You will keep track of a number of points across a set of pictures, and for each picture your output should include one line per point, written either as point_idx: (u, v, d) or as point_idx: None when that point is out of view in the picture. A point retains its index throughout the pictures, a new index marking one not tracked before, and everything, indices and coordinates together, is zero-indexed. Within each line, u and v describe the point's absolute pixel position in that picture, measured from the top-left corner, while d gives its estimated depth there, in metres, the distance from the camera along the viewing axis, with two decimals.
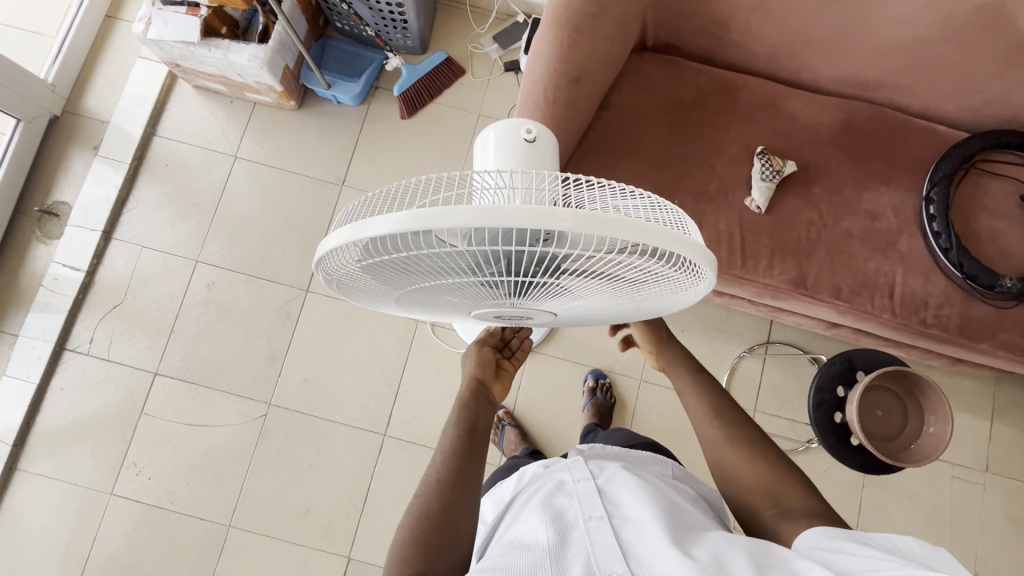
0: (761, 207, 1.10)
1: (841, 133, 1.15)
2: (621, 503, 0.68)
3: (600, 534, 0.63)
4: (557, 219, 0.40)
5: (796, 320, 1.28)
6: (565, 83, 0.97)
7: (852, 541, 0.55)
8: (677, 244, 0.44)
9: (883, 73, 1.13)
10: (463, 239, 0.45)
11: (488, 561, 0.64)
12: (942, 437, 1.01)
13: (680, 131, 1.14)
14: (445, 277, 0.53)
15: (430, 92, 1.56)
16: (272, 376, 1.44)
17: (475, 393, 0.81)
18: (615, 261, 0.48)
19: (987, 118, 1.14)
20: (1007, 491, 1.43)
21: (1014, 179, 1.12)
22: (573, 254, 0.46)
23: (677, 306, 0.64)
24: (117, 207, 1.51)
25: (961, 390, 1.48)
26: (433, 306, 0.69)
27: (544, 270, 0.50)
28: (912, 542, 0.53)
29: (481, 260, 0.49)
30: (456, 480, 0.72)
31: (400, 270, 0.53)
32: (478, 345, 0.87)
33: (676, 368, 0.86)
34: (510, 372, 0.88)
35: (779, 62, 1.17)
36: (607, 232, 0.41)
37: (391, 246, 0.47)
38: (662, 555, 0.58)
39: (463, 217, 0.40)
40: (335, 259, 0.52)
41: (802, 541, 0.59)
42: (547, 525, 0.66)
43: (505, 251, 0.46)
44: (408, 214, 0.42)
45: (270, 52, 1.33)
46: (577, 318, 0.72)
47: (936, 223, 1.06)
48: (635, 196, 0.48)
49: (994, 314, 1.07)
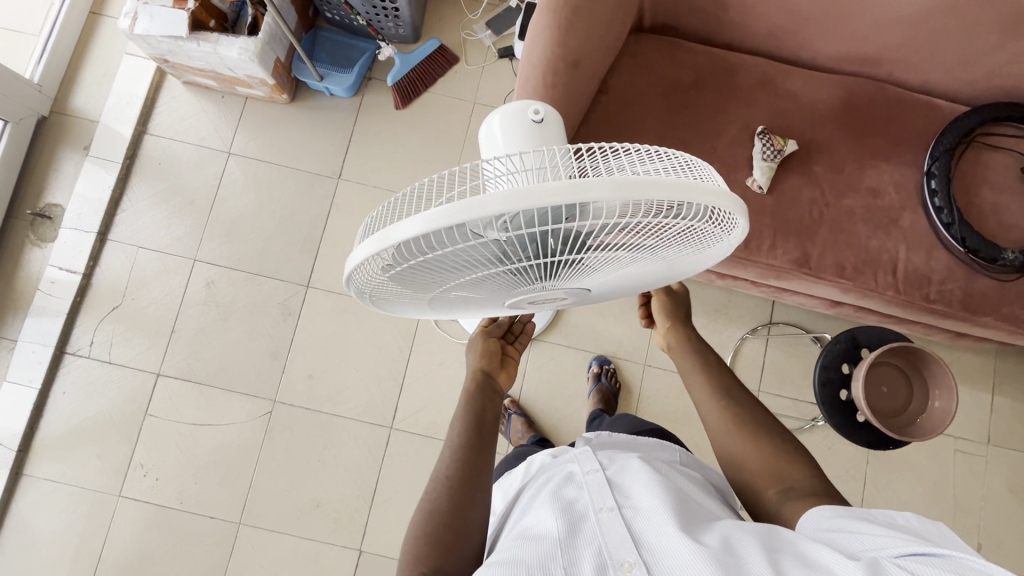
0: (762, 186, 1.09)
1: (842, 111, 1.14)
2: (630, 493, 0.68)
3: (611, 525, 0.63)
4: (591, 190, 0.40)
5: (797, 299, 1.29)
6: (564, 67, 0.96)
7: (854, 518, 0.55)
8: (710, 195, 0.44)
9: (882, 48, 1.12)
10: (494, 228, 0.44)
11: (500, 554, 0.64)
12: (946, 410, 1.01)
13: (680, 113, 1.13)
14: (474, 270, 0.52)
15: (424, 80, 1.54)
16: (276, 373, 1.44)
17: (483, 386, 0.81)
18: (646, 225, 0.48)
19: (987, 90, 1.13)
20: (1008, 462, 1.44)
21: (1015, 151, 1.12)
22: (605, 223, 0.46)
23: (699, 267, 0.64)
24: (111, 207, 1.49)
25: (964, 364, 1.48)
26: (453, 303, 0.68)
27: (576, 247, 0.50)
28: (912, 517, 0.54)
29: (512, 248, 0.48)
30: (468, 471, 0.72)
31: (430, 270, 0.52)
32: (483, 334, 0.87)
33: (691, 349, 0.85)
34: (513, 355, 0.88)
35: (777, 40, 1.16)
36: (642, 194, 0.41)
37: (421, 247, 0.46)
38: (674, 544, 0.58)
39: (496, 205, 0.40)
40: (362, 272, 0.52)
41: (806, 523, 0.59)
42: (557, 516, 0.66)
43: (537, 233, 0.46)
44: (438, 210, 0.41)
45: (260, 44, 1.31)
46: (599, 295, 0.72)
47: (937, 198, 1.06)
48: (663, 156, 0.48)
49: (997, 288, 1.07)
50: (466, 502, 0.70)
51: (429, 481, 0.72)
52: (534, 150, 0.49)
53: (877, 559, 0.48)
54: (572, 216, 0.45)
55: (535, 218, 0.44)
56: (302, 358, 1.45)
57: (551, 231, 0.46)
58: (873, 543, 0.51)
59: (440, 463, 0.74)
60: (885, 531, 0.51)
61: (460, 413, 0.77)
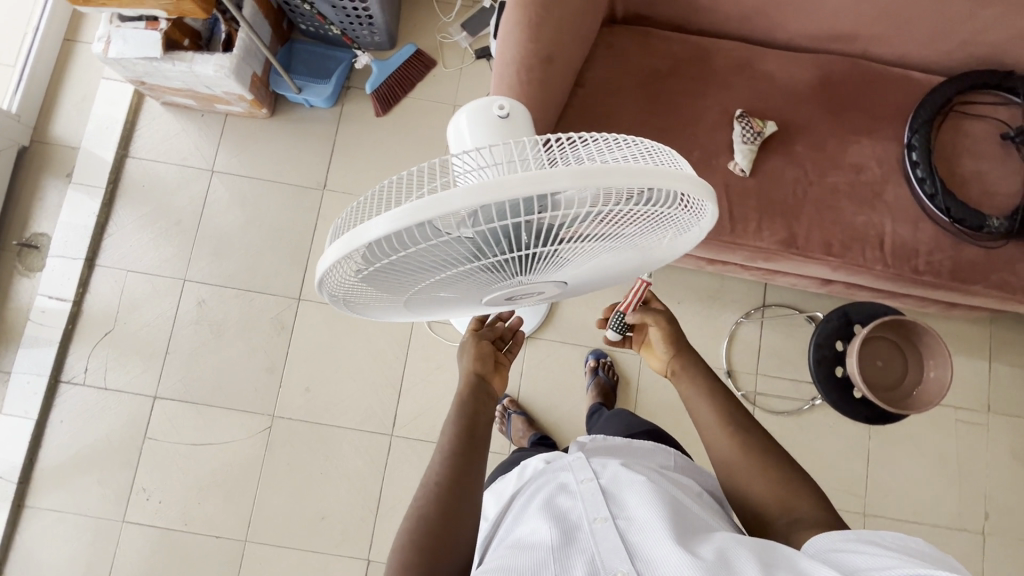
0: (744, 169, 1.09)
1: (819, 89, 1.13)
2: (625, 502, 0.68)
3: (605, 535, 0.64)
4: (556, 180, 0.40)
5: (788, 280, 1.29)
6: (538, 63, 0.95)
7: (862, 542, 0.55)
8: (674, 179, 0.44)
9: (855, 24, 1.12)
10: (461, 223, 0.44)
11: (491, 562, 0.64)
12: (943, 378, 1.01)
13: (657, 102, 1.12)
14: (448, 269, 0.52)
15: (403, 86, 1.54)
16: (272, 388, 1.43)
17: (478, 391, 0.79)
18: (616, 213, 0.48)
19: (962, 60, 1.13)
20: (1010, 429, 1.45)
21: (994, 118, 1.12)
22: (573, 213, 0.46)
23: (674, 254, 0.64)
24: (97, 232, 1.49)
25: (960, 334, 1.48)
26: (435, 304, 0.68)
27: (546, 240, 0.50)
28: (923, 549, 0.54)
29: (481, 243, 0.48)
30: (460, 476, 0.72)
31: (403, 271, 0.52)
32: (478, 338, 0.84)
33: (690, 371, 0.84)
34: (505, 360, 0.86)
35: (750, 24, 1.15)
36: (605, 181, 0.41)
37: (390, 247, 0.46)
38: (668, 556, 0.58)
39: (462, 199, 0.40)
40: (335, 276, 0.52)
41: (812, 544, 0.59)
42: (550, 524, 0.66)
43: (505, 227, 0.46)
44: (402, 209, 0.41)
45: (235, 60, 1.31)
46: (578, 288, 0.72)
47: (919, 169, 1.07)
48: (627, 144, 0.48)
49: (985, 256, 1.08)
50: (460, 506, 0.70)
51: (419, 488, 0.72)
52: (503, 143, 0.48)
53: None
54: (539, 208, 0.44)
55: (503, 211, 0.44)
56: (299, 371, 1.44)
57: (521, 224, 0.46)
58: (876, 566, 0.51)
59: (432, 466, 0.73)
60: (890, 556, 0.52)
61: (453, 417, 0.76)
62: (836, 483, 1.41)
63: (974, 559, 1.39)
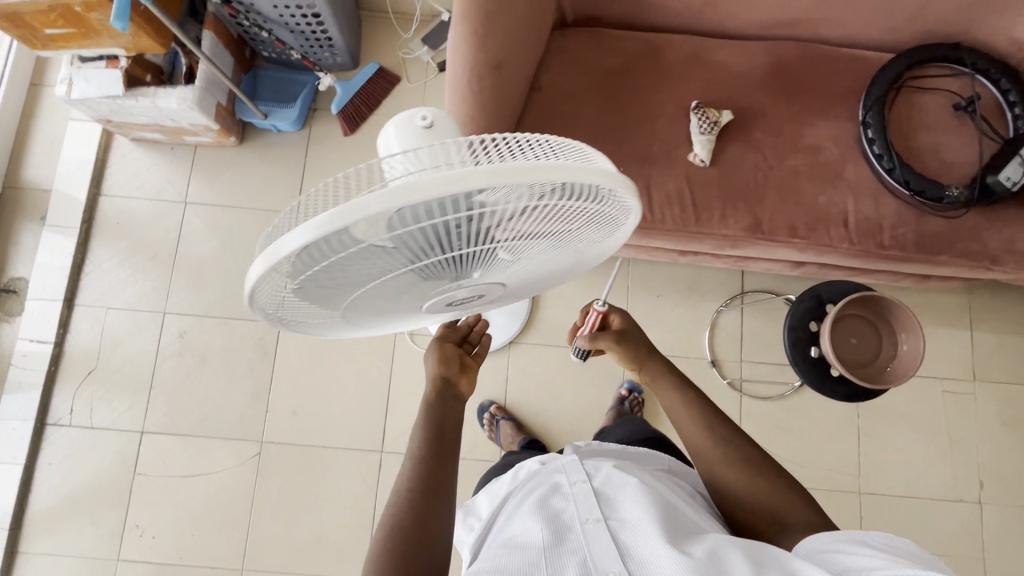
0: (704, 159, 1.10)
1: (772, 75, 1.15)
2: (617, 503, 0.69)
3: (597, 536, 0.64)
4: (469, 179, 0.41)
5: (762, 265, 1.29)
6: (488, 71, 0.96)
7: (850, 541, 0.57)
8: (589, 174, 0.45)
9: (801, 9, 1.13)
10: (383, 228, 0.45)
11: (484, 561, 0.65)
12: (915, 351, 1.02)
13: (613, 100, 1.14)
14: (385, 276, 0.52)
15: (368, 104, 1.55)
16: (259, 414, 1.43)
17: (445, 398, 0.78)
18: (540, 210, 0.49)
19: (909, 35, 1.15)
20: (997, 396, 1.45)
21: (946, 90, 1.13)
22: (496, 212, 0.47)
23: (611, 250, 0.64)
24: (74, 273, 1.49)
25: (939, 306, 1.49)
26: (387, 317, 0.67)
27: (476, 241, 0.50)
28: (907, 545, 0.56)
29: (410, 248, 0.48)
30: (435, 484, 0.72)
31: (338, 281, 0.52)
32: (444, 345, 0.82)
33: (663, 382, 0.86)
34: (472, 363, 0.84)
35: (698, 16, 1.17)
36: (519, 178, 0.42)
37: (317, 256, 0.47)
38: (660, 557, 0.59)
39: (376, 205, 0.41)
40: (269, 292, 0.52)
41: (802, 545, 0.61)
42: (543, 525, 0.67)
43: (430, 231, 0.46)
44: (320, 218, 0.42)
45: (198, 92, 1.32)
46: (525, 289, 0.72)
47: (876, 145, 1.08)
48: (546, 142, 0.49)
49: (948, 226, 1.08)
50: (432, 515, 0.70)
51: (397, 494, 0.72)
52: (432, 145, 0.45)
53: None
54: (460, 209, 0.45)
55: (425, 214, 0.44)
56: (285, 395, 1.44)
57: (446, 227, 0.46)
58: (865, 566, 0.53)
59: (400, 477, 0.74)
60: (879, 557, 0.54)
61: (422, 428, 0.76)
62: (830, 465, 1.41)
63: (973, 531, 1.39)
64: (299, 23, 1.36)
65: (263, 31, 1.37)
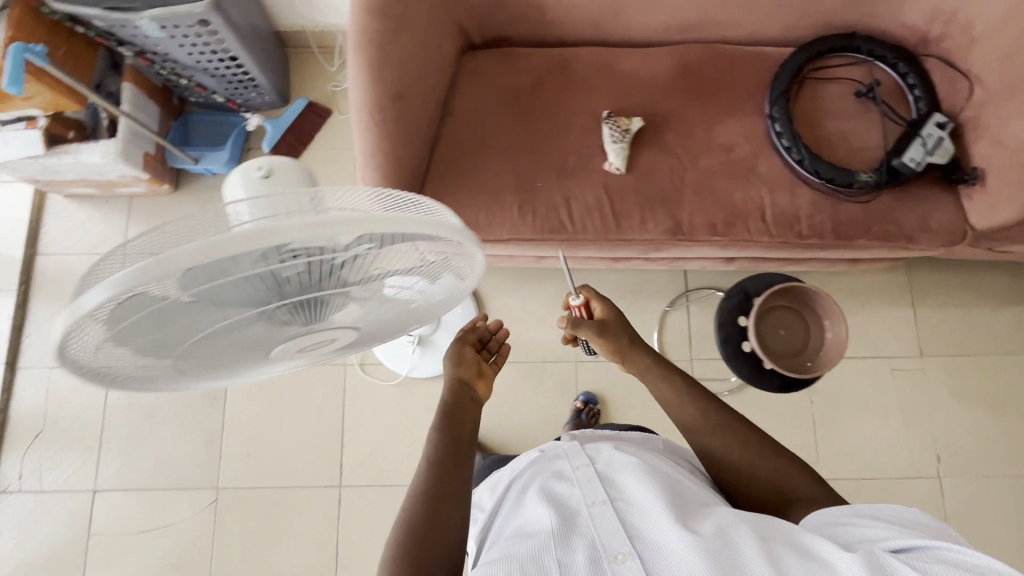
0: (619, 167, 1.12)
1: (679, 79, 1.17)
2: (621, 486, 0.72)
3: (603, 517, 0.67)
4: (291, 228, 0.40)
5: (696, 263, 1.31)
6: (388, 101, 0.97)
7: (859, 516, 0.61)
8: (417, 223, 0.46)
9: (699, 13, 1.15)
10: (199, 279, 0.43)
11: (495, 551, 0.67)
12: (839, 341, 1.04)
13: (525, 117, 1.15)
14: (221, 327, 0.50)
15: (301, 139, 1.55)
16: (213, 459, 1.42)
17: (466, 406, 0.81)
18: (377, 254, 0.49)
19: (808, 28, 1.17)
20: (945, 369, 1.46)
21: (848, 78, 1.15)
22: (328, 258, 0.46)
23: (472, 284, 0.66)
24: (15, 335, 1.48)
25: (880, 285, 1.51)
26: (244, 371, 0.65)
27: (313, 285, 0.49)
28: (914, 516, 0.60)
29: (239, 294, 0.47)
30: (446, 482, 0.72)
31: (167, 333, 0.49)
32: (469, 354, 0.85)
33: (651, 374, 0.90)
34: (489, 370, 0.87)
35: (602, 28, 1.18)
36: (339, 229, 0.42)
37: (129, 311, 0.44)
38: (667, 533, 0.62)
39: (180, 259, 0.39)
40: (83, 357, 0.47)
41: (812, 518, 0.65)
42: (549, 511, 0.70)
43: (255, 276, 0.45)
44: (118, 275, 0.39)
45: (121, 144, 1.32)
46: (393, 330, 0.71)
47: (784, 138, 1.10)
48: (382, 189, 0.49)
49: (863, 210, 1.10)
50: (442, 509, 0.70)
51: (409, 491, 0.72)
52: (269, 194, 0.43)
53: (874, 549, 0.55)
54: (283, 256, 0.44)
55: (247, 263, 0.43)
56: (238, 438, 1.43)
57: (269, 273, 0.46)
58: (874, 535, 0.58)
59: None
60: (888, 525, 0.59)
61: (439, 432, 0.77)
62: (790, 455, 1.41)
63: (936, 504, 1.40)
64: (219, 67, 1.37)
65: (183, 78, 1.37)
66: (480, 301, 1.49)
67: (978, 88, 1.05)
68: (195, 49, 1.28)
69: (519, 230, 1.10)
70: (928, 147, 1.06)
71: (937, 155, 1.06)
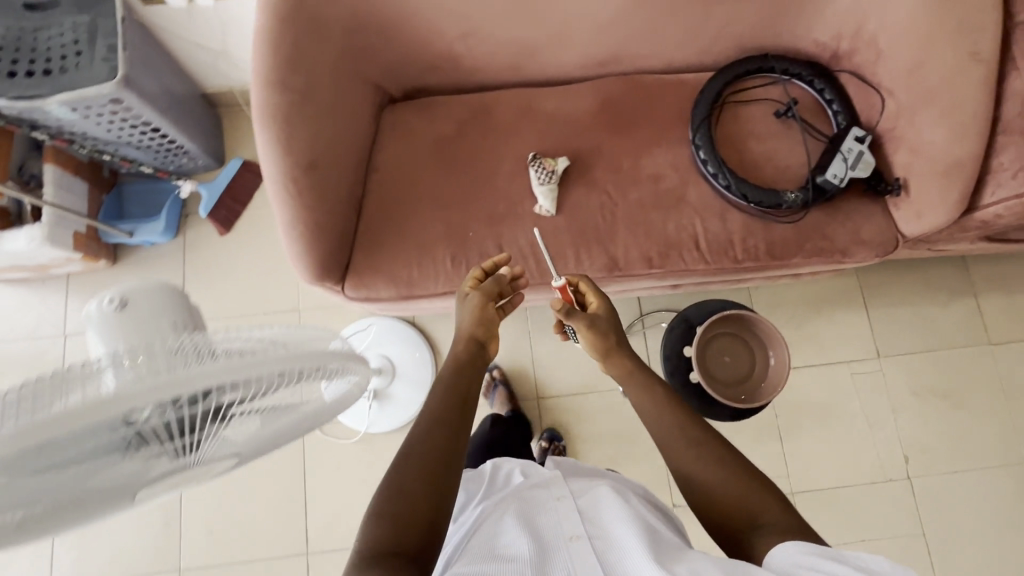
0: (549, 209, 1.11)
1: (602, 115, 1.17)
2: (601, 522, 0.68)
3: (580, 554, 0.63)
4: (179, 383, 0.42)
5: (643, 291, 1.30)
6: (301, 172, 0.95)
7: (826, 559, 0.56)
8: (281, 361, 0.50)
9: (615, 49, 1.15)
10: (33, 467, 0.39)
11: (467, 564, 0.62)
12: (773, 381, 1.04)
13: (451, 167, 1.14)
14: (70, 520, 0.44)
15: (239, 199, 1.53)
16: (174, 540, 1.37)
17: (472, 350, 0.84)
18: (247, 392, 0.50)
19: (724, 54, 1.18)
20: (904, 368, 1.47)
21: (768, 99, 1.16)
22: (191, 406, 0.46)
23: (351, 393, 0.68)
24: None
25: (832, 290, 1.51)
26: None
27: (175, 435, 0.47)
28: (883, 562, 0.55)
29: (86, 471, 0.43)
30: (438, 449, 0.70)
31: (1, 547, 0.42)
32: (481, 297, 0.88)
33: (633, 379, 0.84)
34: (495, 317, 0.89)
35: (521, 70, 1.18)
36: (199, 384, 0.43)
37: None
38: None
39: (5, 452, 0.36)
40: None
41: (775, 555, 0.59)
42: (528, 537, 0.65)
43: (102, 444, 0.43)
44: None
45: (47, 228, 1.28)
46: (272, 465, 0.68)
47: (710, 165, 1.10)
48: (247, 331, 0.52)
49: (795, 229, 1.10)
50: (432, 477, 0.67)
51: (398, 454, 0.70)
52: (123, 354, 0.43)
53: None
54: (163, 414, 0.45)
55: (103, 430, 0.41)
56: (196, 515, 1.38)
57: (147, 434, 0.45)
58: None
59: None
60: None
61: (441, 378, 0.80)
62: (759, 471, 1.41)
63: (909, 506, 1.39)
64: (149, 141, 1.35)
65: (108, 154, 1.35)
66: (435, 347, 1.46)
67: (891, 100, 1.06)
68: (115, 126, 1.26)
69: (454, 283, 1.09)
70: (849, 163, 1.07)
71: (860, 169, 1.07)
